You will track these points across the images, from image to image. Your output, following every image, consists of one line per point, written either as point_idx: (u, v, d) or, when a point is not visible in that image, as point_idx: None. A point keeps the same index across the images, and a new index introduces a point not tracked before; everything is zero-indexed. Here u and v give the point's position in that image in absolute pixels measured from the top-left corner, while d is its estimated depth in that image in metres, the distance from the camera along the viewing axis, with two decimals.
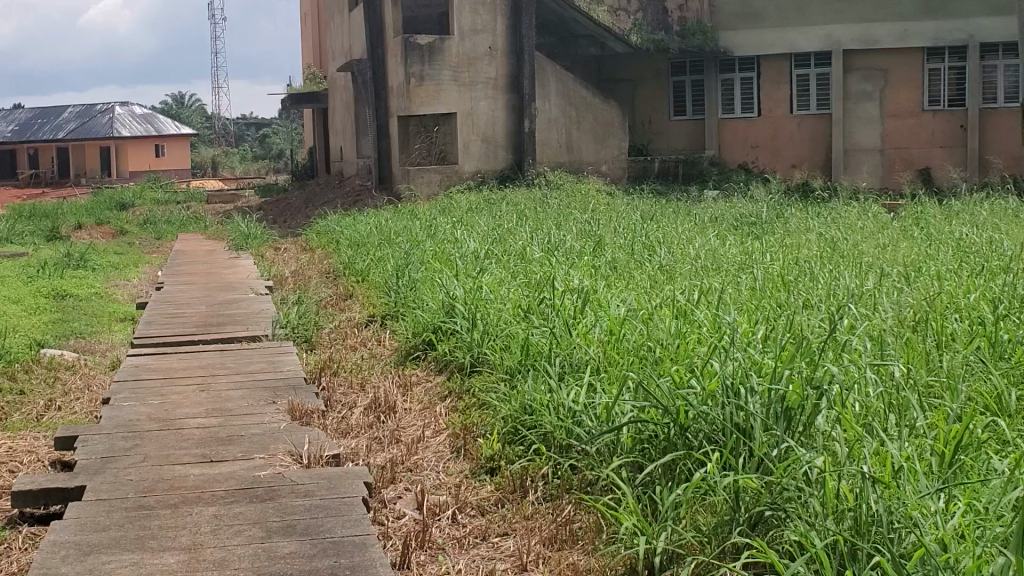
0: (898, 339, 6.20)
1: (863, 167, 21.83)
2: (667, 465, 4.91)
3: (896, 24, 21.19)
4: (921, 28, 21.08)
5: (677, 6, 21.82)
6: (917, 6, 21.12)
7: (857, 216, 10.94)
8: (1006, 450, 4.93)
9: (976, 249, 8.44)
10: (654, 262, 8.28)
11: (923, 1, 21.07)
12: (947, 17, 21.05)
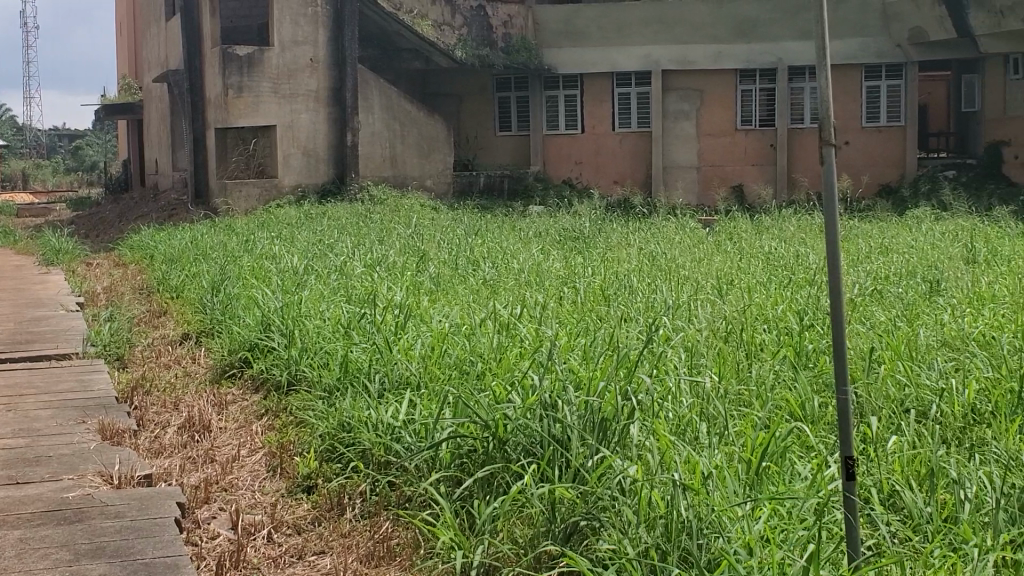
0: (711, 349, 6.40)
1: (678, 183, 22.35)
2: (484, 479, 4.93)
3: (709, 46, 22.01)
4: (733, 50, 21.97)
5: (502, 22, 21.68)
6: (729, 29, 21.98)
7: (675, 230, 11.28)
8: (810, 456, 5.16)
9: (785, 262, 8.80)
10: (478, 277, 8.33)
11: (736, 25, 21.97)
12: (757, 40, 22.00)
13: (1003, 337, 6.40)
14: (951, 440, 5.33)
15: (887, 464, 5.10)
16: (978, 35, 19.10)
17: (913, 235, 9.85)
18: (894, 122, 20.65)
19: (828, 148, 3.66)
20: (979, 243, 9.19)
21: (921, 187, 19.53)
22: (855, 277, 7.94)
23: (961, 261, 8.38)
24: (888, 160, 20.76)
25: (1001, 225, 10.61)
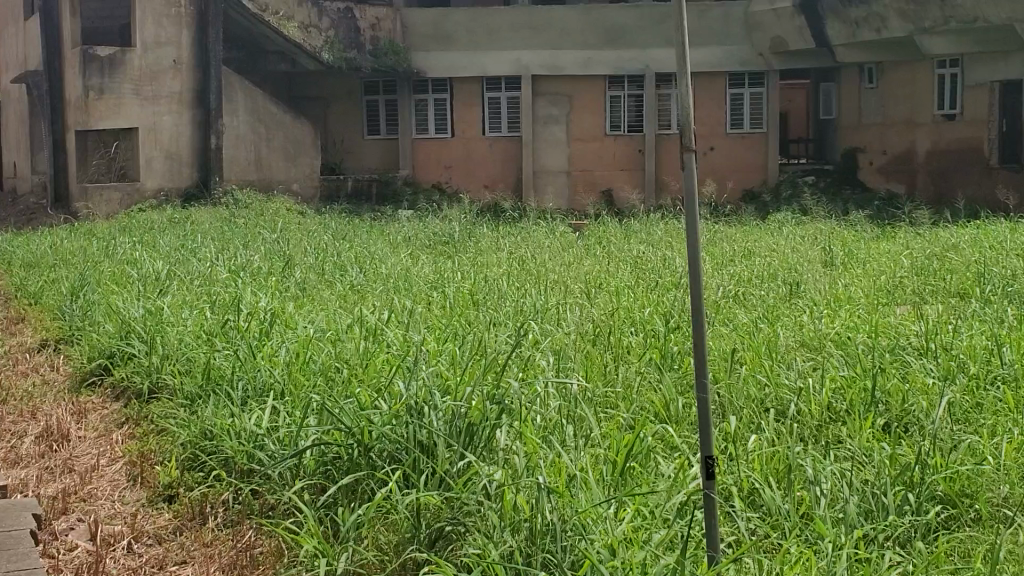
0: (578, 352, 6.45)
1: (548, 189, 21.45)
2: (349, 485, 4.89)
3: (579, 52, 21.25)
4: (603, 57, 21.22)
5: (370, 24, 20.70)
6: (597, 34, 21.27)
7: (545, 235, 11.37)
8: (673, 457, 5.24)
9: (652, 265, 8.95)
10: (345, 282, 8.25)
11: (606, 31, 21.27)
12: (625, 46, 21.27)
13: (857, 337, 6.61)
14: (809, 438, 5.48)
15: (748, 462, 5.22)
16: (834, 45, 18.78)
17: (774, 239, 10.12)
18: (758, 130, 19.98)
19: (688, 154, 3.74)
20: (837, 246, 9.49)
21: (783, 193, 19.13)
22: (719, 280, 8.10)
23: (819, 264, 8.64)
24: (753, 165, 20.01)
25: (857, 228, 10.97)
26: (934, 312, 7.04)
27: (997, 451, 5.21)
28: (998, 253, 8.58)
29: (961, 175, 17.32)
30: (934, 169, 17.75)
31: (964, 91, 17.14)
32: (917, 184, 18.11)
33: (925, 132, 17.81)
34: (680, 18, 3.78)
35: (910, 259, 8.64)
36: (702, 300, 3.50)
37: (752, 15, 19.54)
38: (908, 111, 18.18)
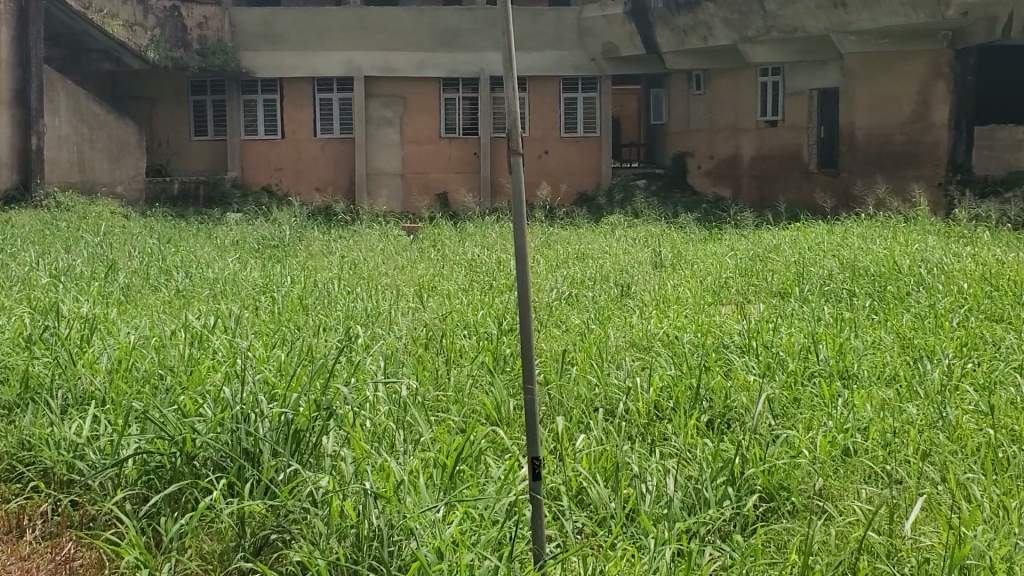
0: (410, 356, 6.44)
1: (381, 192, 20.68)
2: (172, 494, 4.76)
3: (413, 54, 20.54)
4: (436, 59, 20.58)
5: (196, 23, 19.59)
6: (432, 37, 20.53)
7: (379, 238, 11.33)
8: (504, 457, 5.28)
9: (486, 267, 9.05)
10: (171, 287, 8.05)
11: (440, 32, 20.56)
12: (460, 49, 20.66)
13: (683, 336, 6.79)
14: (635, 436, 5.57)
15: (576, 461, 5.28)
16: (664, 51, 19.06)
17: (606, 241, 10.32)
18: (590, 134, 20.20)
19: (515, 156, 3.77)
20: (666, 248, 9.72)
21: (616, 197, 19.44)
22: (552, 281, 8.21)
23: (649, 265, 8.85)
24: (586, 168, 20.19)
25: (685, 231, 11.25)
26: (757, 311, 7.29)
27: (812, 445, 5.40)
28: (816, 254, 8.95)
29: (783, 179, 17.75)
30: (757, 173, 18.26)
31: (785, 98, 17.70)
32: (742, 189, 18.64)
33: (748, 139, 18.33)
34: (506, 20, 3.81)
35: (734, 260, 8.91)
36: (530, 302, 3.55)
37: (585, 21, 19.75)
38: (733, 116, 18.65)
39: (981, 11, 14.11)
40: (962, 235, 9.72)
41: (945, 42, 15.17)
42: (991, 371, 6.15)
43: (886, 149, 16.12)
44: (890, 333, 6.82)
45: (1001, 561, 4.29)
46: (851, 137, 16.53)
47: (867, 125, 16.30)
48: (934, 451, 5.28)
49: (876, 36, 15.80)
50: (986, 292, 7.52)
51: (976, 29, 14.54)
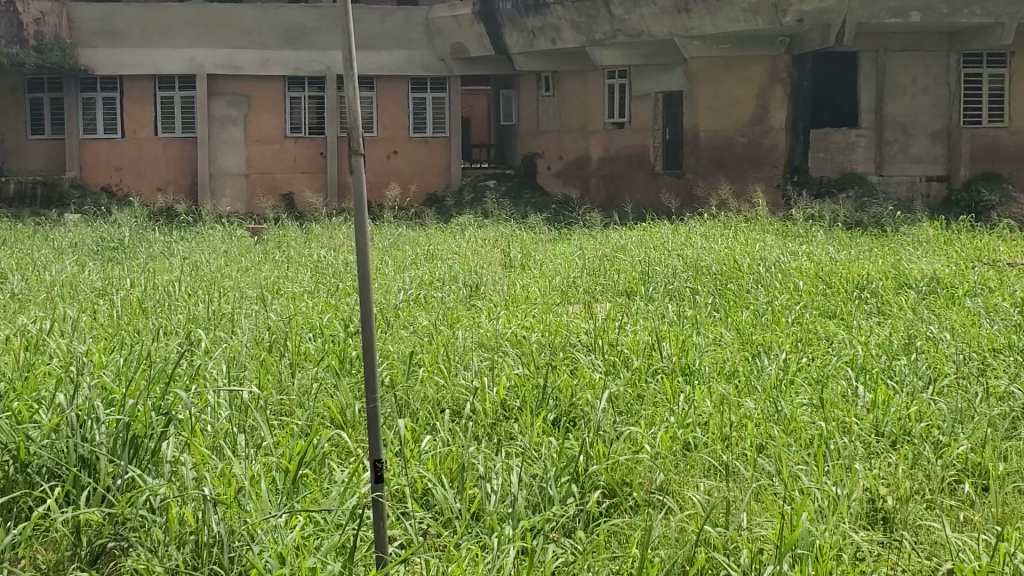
0: (253, 359, 6.35)
1: (225, 192, 19.95)
2: (4, 504, 4.57)
3: (257, 52, 19.88)
4: (281, 57, 19.96)
5: (33, 20, 18.62)
6: (278, 33, 19.92)
7: (222, 239, 11.10)
8: (348, 461, 5.26)
9: (332, 270, 8.96)
10: (4, 290, 7.73)
11: (285, 30, 19.96)
12: (306, 47, 20.13)
13: (530, 336, 6.85)
14: (482, 437, 5.58)
15: (421, 463, 5.26)
16: (513, 52, 18.88)
17: (455, 242, 10.35)
18: (440, 134, 20.04)
19: (357, 158, 3.72)
20: (515, 249, 9.79)
21: (465, 196, 19.32)
22: (400, 282, 8.19)
23: (498, 266, 8.87)
24: (434, 169, 19.99)
25: (534, 231, 11.37)
26: (604, 309, 7.42)
27: (654, 440, 5.49)
28: (661, 253, 9.13)
29: (628, 181, 18.09)
30: (606, 174, 18.40)
31: (632, 101, 17.96)
32: (590, 189, 18.71)
33: (596, 141, 18.44)
34: (347, 22, 3.76)
35: (584, 260, 9.04)
36: (373, 304, 3.52)
37: (433, 21, 19.51)
38: (582, 118, 18.71)
39: (816, 20, 14.85)
40: (797, 234, 10.04)
41: (782, 48, 16.12)
42: (824, 365, 6.39)
43: (728, 152, 16.65)
44: (731, 329, 7.02)
45: (828, 550, 4.44)
46: (695, 141, 16.86)
47: (710, 127, 16.70)
48: (770, 445, 5.42)
49: (717, 41, 16.24)
50: (821, 289, 7.83)
51: (812, 36, 15.39)
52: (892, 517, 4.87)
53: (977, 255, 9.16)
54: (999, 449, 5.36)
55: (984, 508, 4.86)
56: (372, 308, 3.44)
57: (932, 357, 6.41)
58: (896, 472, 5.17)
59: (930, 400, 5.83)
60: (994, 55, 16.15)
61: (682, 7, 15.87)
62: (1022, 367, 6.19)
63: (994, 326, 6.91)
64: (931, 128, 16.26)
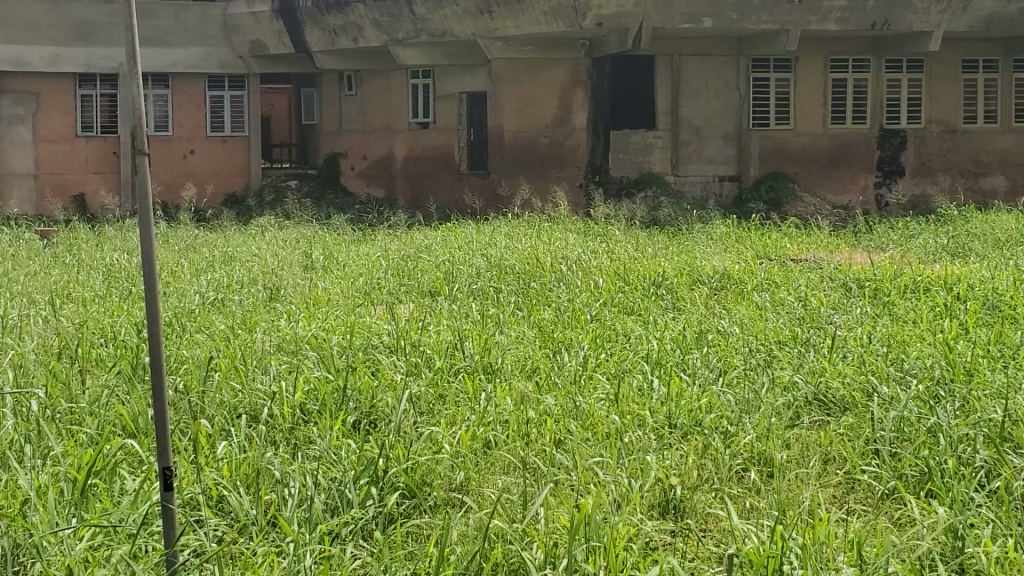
0: (41, 368, 6.09)
1: (12, 194, 19.03)
2: None
3: (46, 49, 18.89)
4: (71, 54, 19.06)
5: None
6: (66, 31, 19.01)
7: (7, 241, 10.62)
8: (140, 469, 5.07)
9: (125, 273, 8.67)
10: None
11: (75, 25, 19.08)
12: (98, 44, 19.27)
13: (331, 338, 6.77)
14: (278, 441, 5.49)
15: (216, 470, 5.12)
16: (313, 50, 18.62)
17: (256, 243, 10.21)
18: (238, 133, 19.62)
19: (141, 157, 3.57)
20: (318, 250, 9.72)
21: (266, 197, 18.98)
22: (196, 285, 7.99)
23: (299, 268, 8.76)
24: (233, 168, 19.63)
25: (338, 232, 11.31)
26: (406, 310, 7.41)
27: (454, 440, 5.47)
28: (464, 254, 9.17)
29: (434, 181, 18.00)
30: (410, 174, 18.27)
31: (435, 101, 17.94)
32: (394, 189, 18.59)
33: (400, 141, 18.32)
34: (130, 16, 3.61)
35: (386, 261, 9.02)
36: (159, 308, 3.37)
37: (230, 17, 19.09)
38: (386, 119, 18.55)
39: (614, 23, 15.24)
40: (597, 233, 10.26)
41: (583, 51, 16.42)
42: (622, 361, 6.56)
43: (531, 153, 16.73)
44: (533, 327, 7.12)
45: (619, 541, 4.53)
46: (499, 141, 16.80)
47: (513, 128, 16.68)
48: (567, 439, 5.50)
49: (521, 43, 16.35)
50: (619, 286, 8.04)
51: (611, 39, 15.82)
52: (682, 506, 5.00)
53: (765, 251, 9.56)
54: (782, 436, 5.61)
55: (768, 494, 5.06)
56: (159, 320, 3.34)
57: (723, 351, 6.66)
58: (686, 461, 5.32)
59: (719, 392, 6.04)
60: (781, 61, 16.95)
61: (485, 8, 15.90)
62: (805, 358, 6.51)
63: (779, 319, 7.23)
64: (723, 129, 16.94)
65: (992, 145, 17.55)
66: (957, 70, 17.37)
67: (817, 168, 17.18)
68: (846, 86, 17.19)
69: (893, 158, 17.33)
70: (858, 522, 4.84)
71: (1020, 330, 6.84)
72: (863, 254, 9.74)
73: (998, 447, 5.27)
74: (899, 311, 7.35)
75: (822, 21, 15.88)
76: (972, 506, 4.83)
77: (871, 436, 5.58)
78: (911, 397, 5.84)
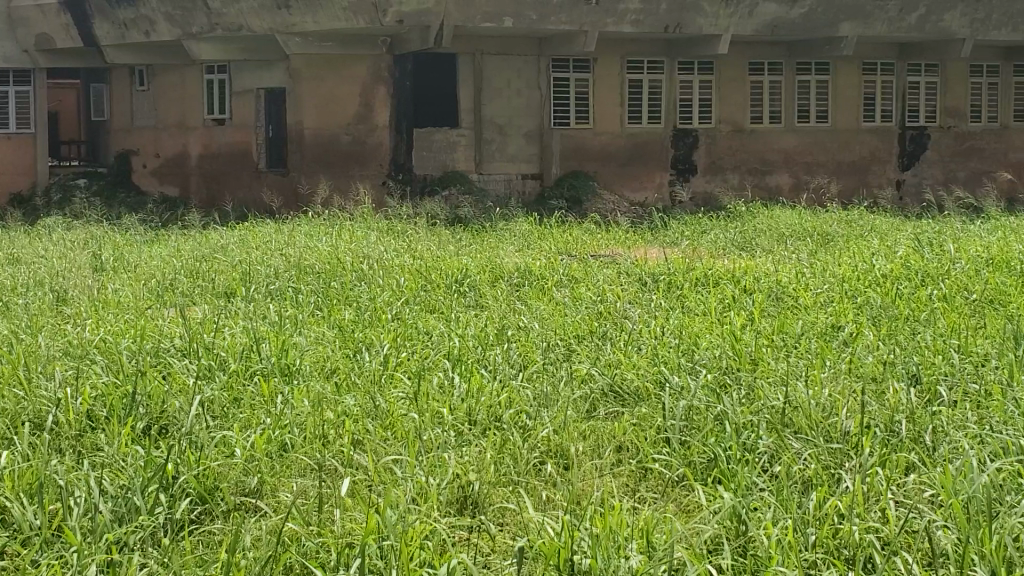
0: None
1: None
2: None
3: None
4: None
5: None
6: None
7: None
8: None
9: None
10: None
11: None
12: None
13: (121, 342, 6.56)
14: (64, 449, 5.30)
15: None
16: (102, 44, 17.72)
17: (43, 243, 9.82)
18: (24, 131, 18.93)
19: None
20: (107, 250, 9.42)
21: (53, 196, 18.29)
22: None
23: (87, 269, 8.47)
24: (19, 167, 18.87)
25: (129, 232, 10.95)
26: (199, 311, 7.25)
27: (248, 443, 5.36)
28: (262, 254, 9.02)
29: (232, 179, 17.62)
30: (205, 172, 17.88)
31: (231, 97, 17.57)
32: (188, 188, 18.14)
33: (195, 137, 17.92)
34: None
35: (179, 261, 8.81)
36: None
37: (15, 10, 18.13)
38: (180, 113, 18.07)
39: (415, 21, 15.30)
40: (399, 232, 10.26)
41: (383, 47, 16.48)
42: (423, 360, 6.55)
43: (332, 150, 16.65)
44: (333, 328, 7.06)
45: (414, 538, 4.51)
46: (300, 138, 16.64)
47: (314, 125, 16.56)
48: (365, 439, 5.48)
49: (320, 39, 16.18)
50: (420, 284, 8.06)
51: (412, 37, 15.90)
52: (479, 501, 5.01)
53: (563, 247, 9.78)
54: (578, 429, 5.73)
55: (563, 486, 5.14)
56: None
57: (524, 346, 6.76)
58: (485, 456, 5.34)
59: (519, 387, 6.13)
60: (579, 62, 17.27)
61: (282, 2, 15.62)
62: (602, 352, 6.69)
63: (578, 314, 7.39)
64: (524, 128, 17.16)
65: (777, 144, 18.36)
66: (744, 72, 18.14)
67: (614, 165, 17.61)
68: (641, 86, 17.68)
69: (685, 157, 17.95)
70: (649, 509, 4.96)
71: (799, 320, 7.20)
72: (658, 249, 10.05)
73: (780, 432, 5.52)
74: (690, 304, 7.61)
75: (618, 23, 16.27)
76: (756, 490, 5.00)
77: (661, 425, 5.76)
78: (700, 386, 6.07)
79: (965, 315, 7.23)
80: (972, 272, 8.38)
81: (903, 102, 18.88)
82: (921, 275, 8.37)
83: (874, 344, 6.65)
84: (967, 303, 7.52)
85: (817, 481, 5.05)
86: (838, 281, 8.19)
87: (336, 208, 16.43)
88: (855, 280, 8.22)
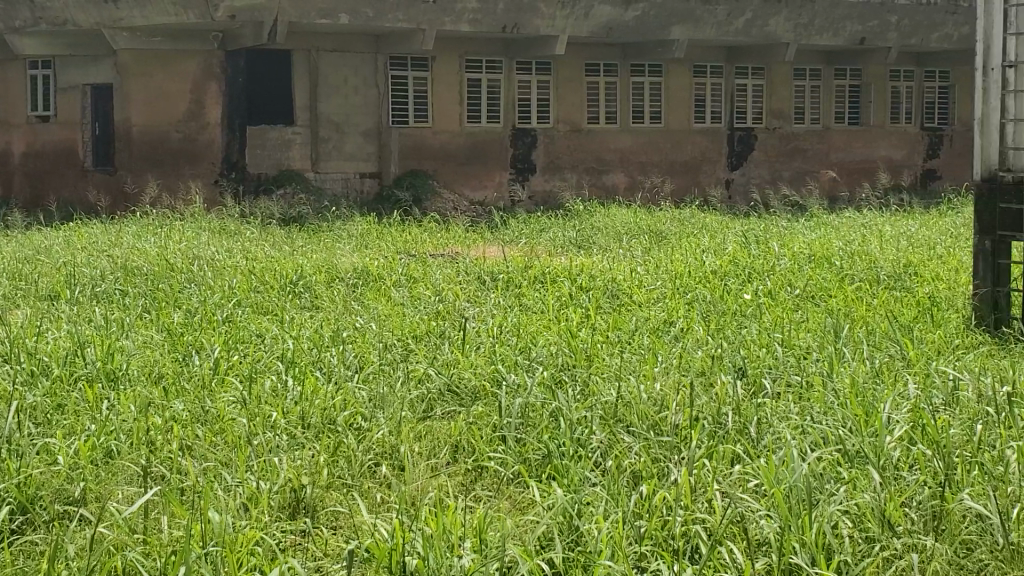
0: None
1: None
2: None
3: None
4: None
5: None
6: None
7: None
8: None
9: None
10: None
11: None
12: None
13: None
14: None
15: None
16: None
17: None
18: None
19: None
20: None
21: None
22: None
23: None
24: None
25: None
26: (20, 315, 7.05)
27: (71, 450, 5.20)
28: (87, 254, 8.81)
29: (56, 177, 17.12)
30: (29, 171, 17.35)
31: (56, 93, 16.96)
32: (12, 188, 17.56)
33: (19, 134, 17.37)
34: None
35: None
36: None
37: None
38: (4, 110, 17.52)
39: (248, 16, 15.04)
40: (231, 232, 10.11)
41: (215, 44, 16.18)
42: (256, 361, 6.48)
43: (161, 148, 16.31)
44: (162, 330, 6.92)
45: (241, 545, 4.42)
46: (127, 135, 16.29)
47: (141, 122, 16.23)
48: (195, 445, 5.38)
49: (148, 34, 15.84)
50: (254, 285, 7.96)
51: (245, 32, 15.65)
52: (311, 505, 4.95)
53: (403, 246, 9.78)
54: (414, 429, 5.74)
55: (398, 488, 5.12)
56: None
57: (360, 347, 6.74)
58: (317, 461, 5.29)
59: (355, 388, 6.10)
60: (418, 60, 17.22)
61: None
62: (440, 350, 6.72)
63: (417, 314, 7.39)
64: (363, 126, 16.97)
65: (612, 144, 18.71)
66: (581, 72, 18.43)
67: (455, 165, 17.61)
68: (480, 86, 17.76)
69: (525, 157, 18.11)
70: (483, 508, 4.98)
71: (633, 316, 7.36)
72: (495, 248, 10.16)
73: (613, 428, 5.64)
74: (528, 302, 7.70)
75: (455, 23, 16.30)
76: (588, 484, 5.07)
77: (498, 422, 5.81)
78: (537, 384, 6.14)
79: (789, 310, 7.51)
80: (795, 269, 8.71)
81: (731, 104, 19.54)
82: (747, 271, 8.65)
83: (703, 339, 6.85)
84: (790, 298, 7.81)
85: (646, 474, 5.17)
86: (670, 278, 8.40)
87: (164, 207, 16.12)
88: (686, 276, 8.45)
